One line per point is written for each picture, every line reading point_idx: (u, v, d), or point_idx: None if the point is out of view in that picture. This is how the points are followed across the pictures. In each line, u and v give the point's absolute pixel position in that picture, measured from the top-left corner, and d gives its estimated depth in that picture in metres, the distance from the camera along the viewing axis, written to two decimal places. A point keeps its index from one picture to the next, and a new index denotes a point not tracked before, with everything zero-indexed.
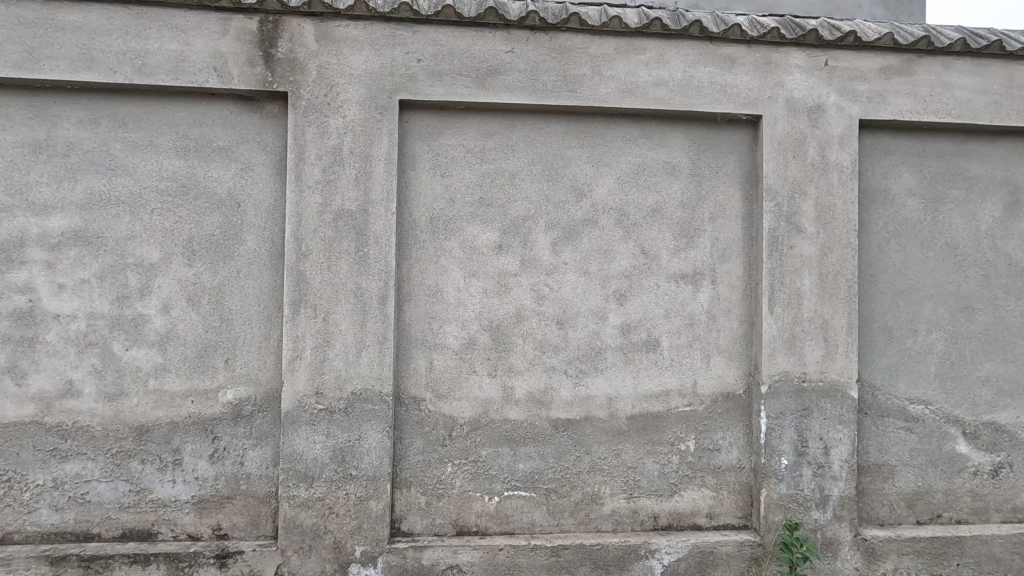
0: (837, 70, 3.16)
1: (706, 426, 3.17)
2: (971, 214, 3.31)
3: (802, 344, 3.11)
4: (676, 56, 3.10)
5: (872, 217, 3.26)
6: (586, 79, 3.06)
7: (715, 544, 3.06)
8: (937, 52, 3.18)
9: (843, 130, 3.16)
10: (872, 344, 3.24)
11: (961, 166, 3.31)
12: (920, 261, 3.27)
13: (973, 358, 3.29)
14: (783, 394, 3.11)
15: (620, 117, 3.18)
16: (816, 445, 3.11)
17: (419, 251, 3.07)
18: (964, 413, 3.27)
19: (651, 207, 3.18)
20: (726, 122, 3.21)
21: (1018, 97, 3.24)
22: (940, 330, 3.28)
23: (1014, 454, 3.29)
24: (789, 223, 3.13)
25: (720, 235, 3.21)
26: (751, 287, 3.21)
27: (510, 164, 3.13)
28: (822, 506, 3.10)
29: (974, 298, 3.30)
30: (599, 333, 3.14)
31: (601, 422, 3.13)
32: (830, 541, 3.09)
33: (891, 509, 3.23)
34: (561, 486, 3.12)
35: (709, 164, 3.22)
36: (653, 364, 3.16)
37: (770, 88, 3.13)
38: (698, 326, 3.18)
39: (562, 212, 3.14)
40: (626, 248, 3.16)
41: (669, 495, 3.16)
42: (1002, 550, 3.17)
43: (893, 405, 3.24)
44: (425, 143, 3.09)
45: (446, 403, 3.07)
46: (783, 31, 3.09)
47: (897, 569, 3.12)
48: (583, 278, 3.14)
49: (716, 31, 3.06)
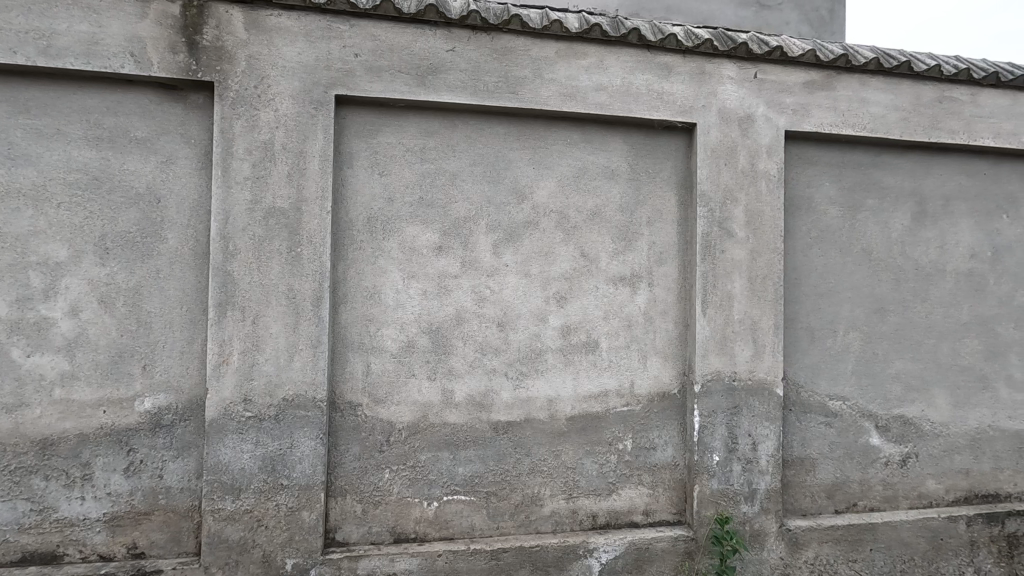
0: (765, 83, 3.32)
1: (643, 425, 3.25)
2: (884, 223, 3.55)
3: (732, 345, 3.24)
4: (616, 63, 3.16)
5: (797, 223, 3.44)
6: (528, 81, 3.06)
7: (650, 541, 3.13)
8: (854, 70, 3.39)
9: (771, 139, 3.31)
10: (796, 344, 3.41)
11: (876, 177, 3.55)
12: (839, 265, 3.48)
13: (886, 356, 3.52)
14: (715, 392, 3.22)
15: (561, 120, 3.20)
16: (745, 441, 3.24)
17: (356, 251, 2.98)
18: (877, 408, 3.50)
19: (591, 211, 3.22)
20: (663, 129, 3.30)
21: (924, 114, 3.50)
22: (856, 331, 3.49)
23: (920, 444, 3.55)
24: (721, 228, 3.24)
25: (657, 239, 3.28)
26: (686, 289, 3.31)
27: (451, 164, 3.08)
28: (750, 500, 3.24)
29: (887, 300, 3.54)
30: (540, 335, 3.15)
31: (541, 423, 3.14)
32: (757, 532, 3.24)
33: (813, 500, 3.42)
34: (501, 489, 3.11)
35: (647, 170, 3.29)
36: (593, 364, 3.20)
37: (704, 98, 3.24)
38: (636, 327, 3.25)
39: (503, 214, 3.13)
40: (566, 250, 3.18)
41: (607, 494, 3.22)
42: (910, 534, 3.42)
43: (815, 401, 3.43)
44: (362, 141, 3.00)
45: (384, 407, 2.99)
46: (716, 43, 3.21)
47: (817, 557, 3.30)
48: (524, 280, 3.14)
49: (653, 40, 3.14)
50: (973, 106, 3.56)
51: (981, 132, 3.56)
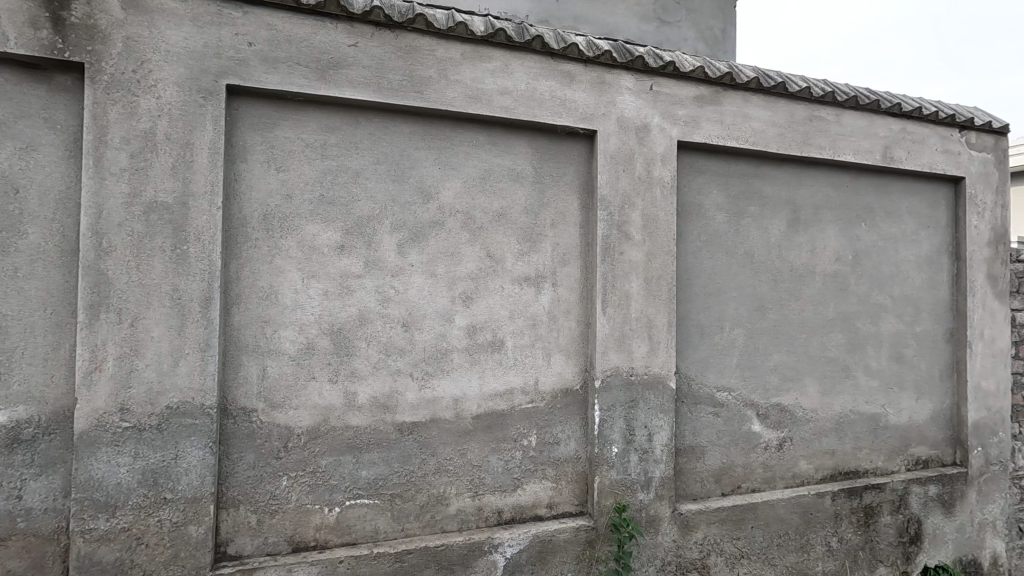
0: (660, 95, 3.53)
1: (547, 420, 3.35)
2: (764, 228, 3.88)
3: (630, 342, 3.42)
4: (520, 68, 3.23)
5: (689, 227, 3.69)
6: (433, 81, 3.06)
7: (554, 532, 3.24)
8: (738, 87, 3.70)
9: (665, 148, 3.52)
10: (688, 340, 3.66)
11: (757, 186, 3.87)
12: (725, 267, 3.77)
13: (766, 350, 3.86)
14: (614, 387, 3.38)
15: (467, 122, 3.22)
16: (641, 432, 3.43)
17: (250, 250, 2.84)
18: (758, 397, 3.83)
19: (497, 211, 3.27)
20: (566, 134, 3.42)
21: (797, 131, 3.87)
22: (741, 327, 3.80)
23: (794, 429, 3.93)
24: (619, 232, 3.41)
25: (560, 241, 3.40)
26: (588, 289, 3.45)
27: (355, 161, 3.02)
28: (646, 488, 3.43)
29: (767, 299, 3.87)
30: (446, 335, 3.16)
31: (447, 423, 3.16)
32: (652, 518, 3.44)
33: (703, 485, 3.68)
34: (406, 490, 3.09)
35: (551, 173, 3.39)
36: (499, 363, 3.26)
37: (604, 106, 3.40)
38: (540, 326, 3.35)
39: (409, 213, 3.11)
40: (472, 250, 3.21)
41: (512, 490, 3.29)
42: (785, 511, 3.77)
43: (704, 393, 3.69)
44: (257, 135, 2.87)
45: (281, 412, 2.88)
46: (614, 55, 3.39)
47: (706, 538, 3.56)
48: (430, 280, 3.13)
49: (556, 48, 3.26)
50: (837, 125, 3.99)
51: (844, 148, 4.00)
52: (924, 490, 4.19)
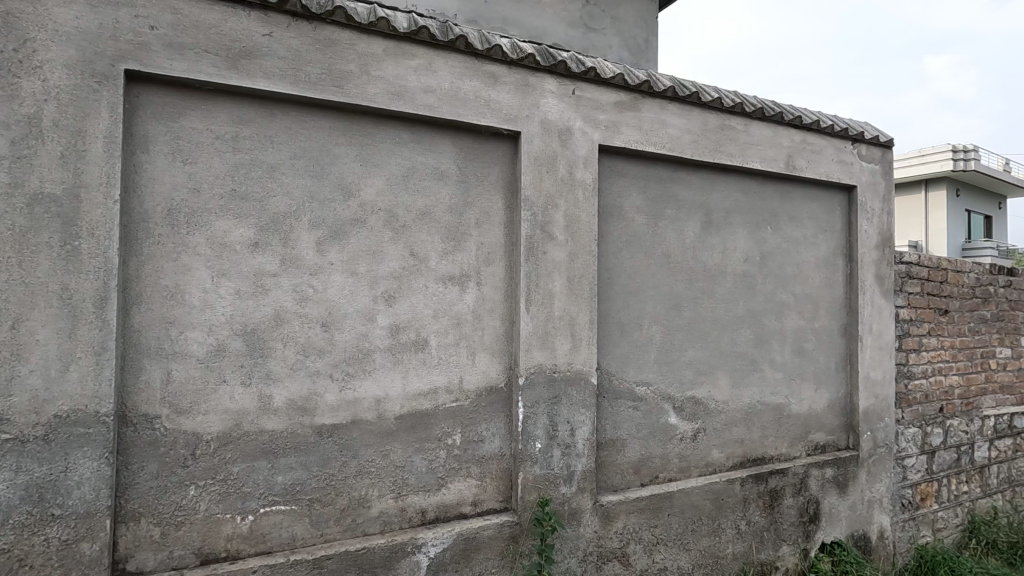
0: (582, 99, 3.63)
1: (471, 419, 3.37)
2: (680, 230, 4.08)
3: (553, 339, 3.50)
4: (444, 66, 3.23)
5: (609, 228, 3.82)
6: (353, 76, 3.00)
7: (478, 530, 3.26)
8: (655, 95, 3.88)
9: (587, 151, 3.63)
10: (609, 337, 3.79)
11: (673, 190, 4.07)
12: (644, 267, 3.93)
13: (681, 346, 4.07)
14: (537, 384, 3.45)
15: (390, 119, 3.18)
16: (564, 428, 3.52)
17: (153, 247, 2.67)
18: (674, 391, 4.02)
19: (421, 210, 3.25)
20: (490, 134, 3.45)
21: (710, 138, 4.10)
22: (658, 324, 3.98)
23: (707, 420, 4.16)
24: (542, 232, 3.48)
25: (485, 240, 3.42)
26: (512, 288, 3.49)
27: (270, 156, 2.91)
28: (568, 481, 3.53)
29: (682, 297, 4.08)
30: (367, 335, 3.11)
31: (369, 424, 3.11)
32: (574, 510, 3.54)
33: (623, 476, 3.82)
34: (325, 494, 3.01)
35: (475, 173, 3.41)
36: (422, 363, 3.25)
37: (528, 108, 3.46)
38: (465, 325, 3.36)
39: (328, 210, 3.03)
40: (395, 249, 3.17)
41: (436, 489, 3.28)
42: (698, 498, 3.98)
43: (624, 388, 3.84)
44: (161, 124, 2.70)
45: (188, 418, 2.73)
46: (537, 58, 3.46)
47: (625, 527, 3.70)
48: (350, 279, 3.07)
49: (481, 49, 3.29)
50: (745, 135, 4.26)
51: (751, 156, 4.27)
52: (821, 472, 4.56)
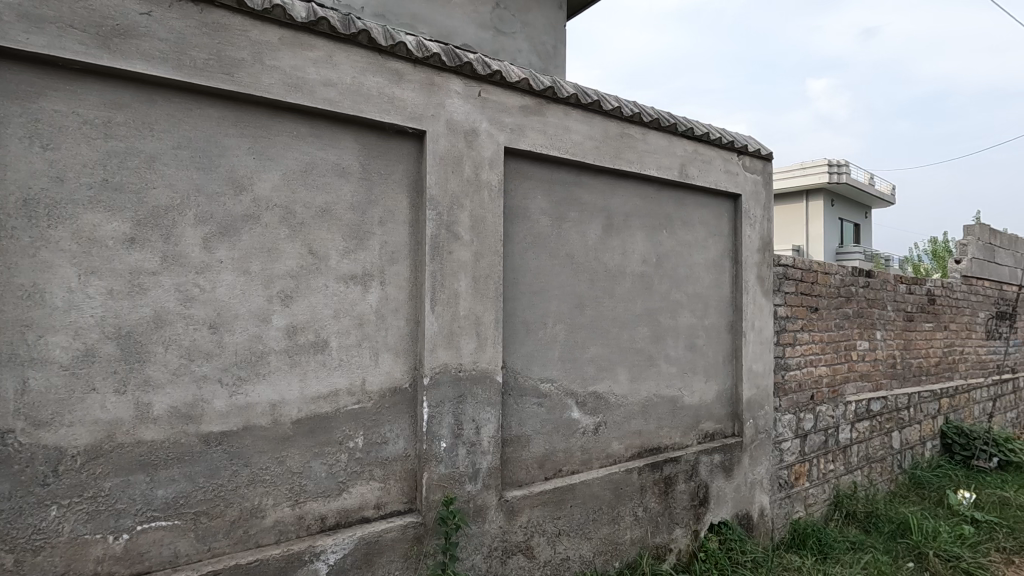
0: (488, 102, 3.69)
1: (375, 420, 3.31)
2: (583, 232, 4.25)
3: (458, 339, 3.52)
4: (346, 60, 3.15)
5: (515, 230, 3.90)
6: (245, 64, 2.86)
7: (380, 533, 3.22)
8: (559, 101, 4.01)
9: (493, 153, 3.68)
10: (514, 336, 3.88)
11: (577, 193, 4.22)
12: (548, 267, 4.06)
13: (584, 343, 4.24)
14: (442, 384, 3.46)
15: (287, 112, 3.06)
16: (469, 426, 3.56)
17: (4, 241, 2.39)
18: (577, 387, 4.18)
19: (320, 207, 3.15)
20: (395, 132, 3.41)
21: (611, 145, 4.31)
22: (562, 323, 4.12)
23: (608, 414, 4.36)
24: (448, 231, 3.49)
25: (389, 239, 3.37)
26: (417, 287, 3.47)
27: (149, 145, 2.69)
28: (474, 479, 3.57)
29: (584, 297, 4.25)
30: (261, 336, 2.96)
31: (263, 429, 2.97)
32: (480, 507, 3.58)
33: (527, 471, 3.93)
34: (213, 506, 2.83)
35: (379, 170, 3.36)
36: (322, 364, 3.15)
37: (433, 108, 3.45)
38: (367, 325, 3.30)
39: (217, 205, 2.85)
40: (292, 247, 3.05)
41: (337, 494, 3.19)
42: (599, 489, 4.17)
43: (529, 385, 3.94)
44: (15, 104, 2.43)
45: (49, 432, 2.47)
46: (443, 58, 3.46)
47: (530, 521, 3.80)
48: (242, 278, 2.91)
49: (384, 45, 3.24)
50: (643, 143, 4.51)
51: (649, 164, 4.53)
52: (710, 459, 4.93)
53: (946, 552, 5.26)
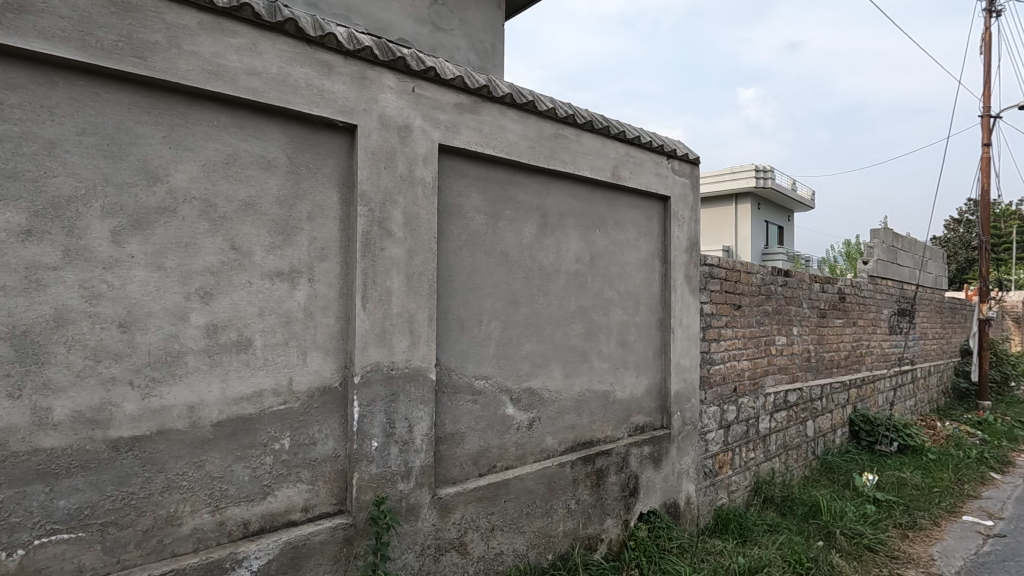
0: (422, 98, 3.66)
1: (302, 421, 3.23)
2: (518, 230, 4.30)
3: (391, 336, 3.48)
4: (271, 49, 3.04)
5: (449, 227, 3.90)
6: (160, 48, 2.71)
7: (308, 536, 3.14)
8: (493, 100, 4.04)
9: (427, 150, 3.66)
10: (448, 334, 3.88)
11: (512, 192, 4.27)
12: (483, 265, 4.08)
13: (518, 340, 4.29)
14: (374, 382, 3.42)
15: (206, 100, 2.92)
16: (402, 424, 3.53)
17: None
18: (511, 383, 4.23)
19: (244, 201, 3.03)
20: (324, 126, 3.32)
21: (545, 146, 4.38)
22: (496, 320, 4.16)
23: (541, 409, 4.44)
24: (380, 228, 3.44)
25: (318, 235, 3.29)
26: (347, 285, 3.41)
27: (48, 130, 2.50)
28: (406, 477, 3.54)
29: (519, 294, 4.30)
30: (178, 335, 2.82)
31: (180, 433, 2.83)
32: (412, 506, 3.56)
33: (462, 468, 3.94)
34: (123, 516, 2.68)
35: (307, 164, 3.26)
36: (245, 364, 3.03)
37: (365, 102, 3.39)
38: (295, 324, 3.20)
39: (127, 197, 2.69)
40: (212, 242, 2.91)
41: (261, 498, 3.09)
42: (533, 483, 4.25)
43: (463, 382, 3.96)
44: None
45: None
46: (375, 51, 3.41)
47: (463, 517, 3.82)
48: (156, 274, 2.75)
49: (313, 35, 3.16)
50: (577, 144, 4.62)
51: (582, 164, 4.64)
52: (640, 450, 5.12)
53: (850, 530, 5.72)
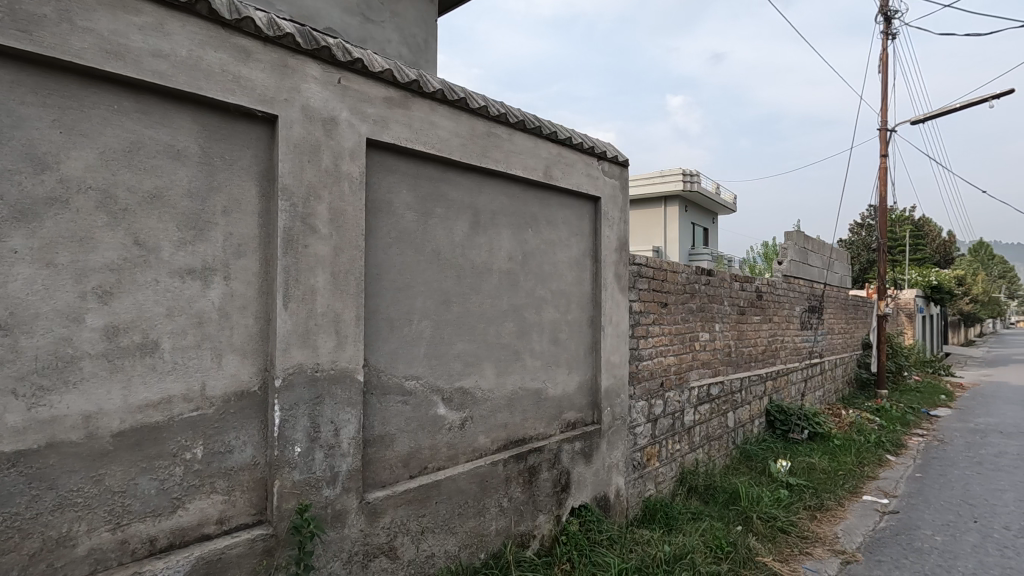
0: (349, 90, 3.54)
1: (217, 428, 3.04)
2: (450, 229, 4.25)
3: (315, 337, 3.35)
4: (181, 31, 2.84)
5: (378, 224, 3.79)
6: (48, 23, 2.46)
7: (224, 549, 2.96)
8: (424, 96, 3.97)
9: (353, 144, 3.54)
10: (377, 333, 3.78)
11: (444, 189, 4.21)
12: (413, 263, 4.00)
13: (450, 339, 4.25)
14: (297, 385, 3.27)
15: (105, 82, 2.68)
16: (327, 428, 3.40)
17: None
18: (443, 383, 4.18)
19: (149, 193, 2.80)
20: (241, 115, 3.14)
21: (477, 144, 4.36)
22: (427, 319, 4.09)
23: (474, 408, 4.42)
24: (303, 224, 3.29)
25: (234, 231, 3.10)
26: (267, 283, 3.24)
27: None
28: (332, 482, 3.42)
29: (451, 293, 4.26)
30: (72, 338, 2.57)
31: (74, 445, 2.58)
32: (338, 512, 3.44)
33: (391, 471, 3.85)
34: (5, 539, 2.41)
35: (222, 155, 3.07)
36: (151, 369, 2.81)
37: (286, 91, 3.23)
38: (208, 325, 3.01)
39: (8, 185, 2.42)
40: (112, 237, 2.68)
41: (170, 512, 2.88)
42: (465, 483, 4.21)
43: (393, 383, 3.87)
44: None
45: None
46: (298, 39, 3.26)
47: (393, 521, 3.73)
48: (44, 271, 2.50)
49: (228, 18, 2.97)
50: (509, 143, 4.63)
51: (515, 163, 4.66)
52: (572, 446, 5.20)
53: (766, 514, 6.08)
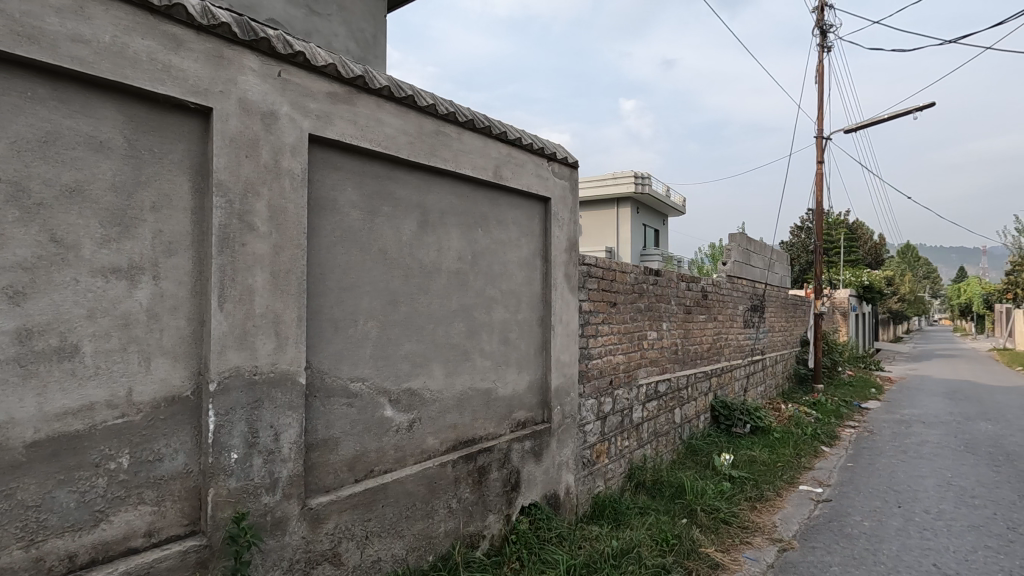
0: (290, 84, 3.43)
1: (146, 436, 2.88)
2: (397, 228, 4.18)
3: (253, 339, 3.23)
4: (104, 15, 2.67)
5: (321, 222, 3.69)
6: None
7: (152, 563, 2.81)
8: (370, 92, 3.90)
9: (295, 140, 3.43)
10: (320, 335, 3.68)
11: (391, 188, 4.14)
12: (359, 263, 3.92)
13: (398, 340, 4.19)
14: (233, 389, 3.14)
15: (16, 66, 2.50)
16: (266, 433, 3.28)
17: None
18: (390, 385, 4.12)
19: (67, 187, 2.63)
20: (172, 106, 2.99)
21: (425, 142, 4.31)
22: (373, 320, 4.02)
23: (422, 410, 4.37)
24: (240, 221, 3.17)
25: (164, 228, 2.95)
26: (200, 283, 3.10)
27: None
28: (272, 489, 3.30)
29: (398, 293, 4.20)
30: None
31: None
32: (278, 519, 3.33)
33: (335, 475, 3.76)
34: None
35: (150, 148, 2.91)
36: (71, 374, 2.64)
37: (221, 83, 3.10)
38: (135, 327, 2.85)
39: None
40: (24, 233, 2.50)
41: (92, 526, 2.71)
42: (413, 485, 4.16)
43: (337, 385, 3.77)
44: None
45: None
46: (235, 29, 3.13)
47: (337, 527, 3.64)
48: None
49: (157, 4, 2.82)
50: (458, 142, 4.60)
51: (464, 163, 4.64)
52: (522, 445, 5.22)
53: (709, 506, 6.29)
